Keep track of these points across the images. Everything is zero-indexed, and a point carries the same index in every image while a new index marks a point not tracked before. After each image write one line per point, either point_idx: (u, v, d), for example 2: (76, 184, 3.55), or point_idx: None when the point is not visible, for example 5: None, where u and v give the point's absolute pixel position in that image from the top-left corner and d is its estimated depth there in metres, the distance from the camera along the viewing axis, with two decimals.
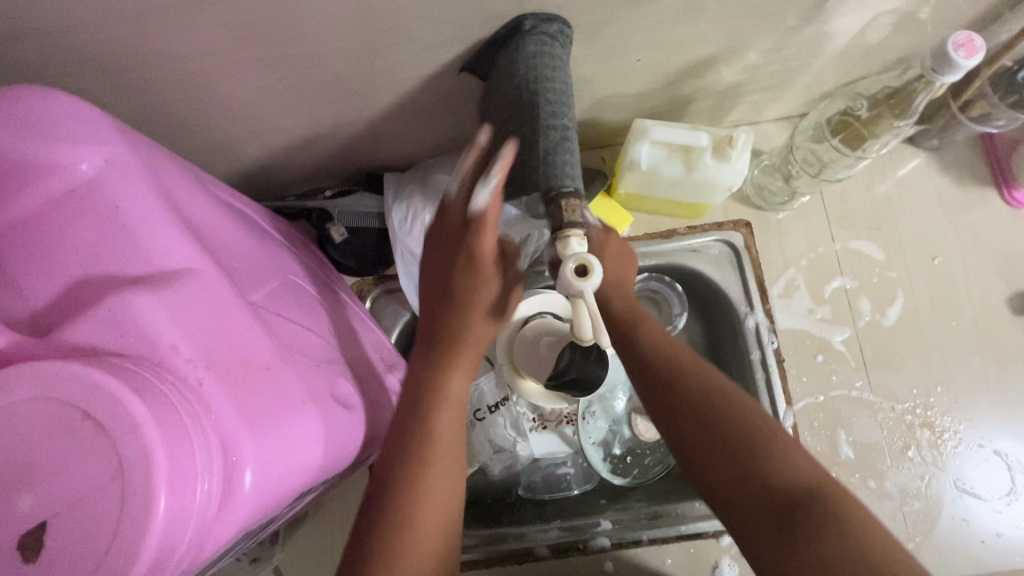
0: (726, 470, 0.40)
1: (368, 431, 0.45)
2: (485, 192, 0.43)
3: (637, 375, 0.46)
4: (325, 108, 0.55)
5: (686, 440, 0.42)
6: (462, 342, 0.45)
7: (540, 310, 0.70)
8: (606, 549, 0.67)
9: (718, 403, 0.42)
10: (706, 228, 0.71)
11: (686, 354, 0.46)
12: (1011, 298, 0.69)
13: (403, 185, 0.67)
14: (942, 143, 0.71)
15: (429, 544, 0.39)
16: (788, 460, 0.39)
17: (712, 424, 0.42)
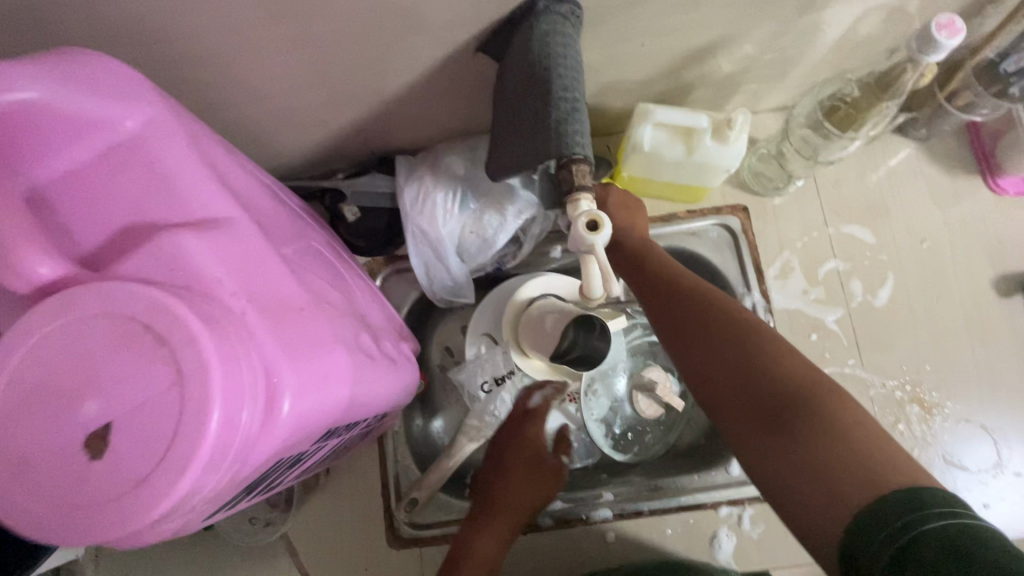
0: (723, 374, 0.44)
1: (390, 388, 0.47)
2: (539, 398, 0.74)
3: (659, 305, 0.52)
4: (343, 91, 0.58)
5: (692, 357, 0.47)
6: (517, 488, 0.69)
7: (544, 292, 0.73)
8: (608, 519, 0.69)
9: (722, 322, 0.47)
10: (705, 213, 0.74)
11: (700, 286, 0.52)
12: (995, 280, 0.72)
13: (415, 166, 0.70)
14: (930, 133, 0.75)
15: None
16: (784, 368, 0.42)
17: (713, 340, 0.46)
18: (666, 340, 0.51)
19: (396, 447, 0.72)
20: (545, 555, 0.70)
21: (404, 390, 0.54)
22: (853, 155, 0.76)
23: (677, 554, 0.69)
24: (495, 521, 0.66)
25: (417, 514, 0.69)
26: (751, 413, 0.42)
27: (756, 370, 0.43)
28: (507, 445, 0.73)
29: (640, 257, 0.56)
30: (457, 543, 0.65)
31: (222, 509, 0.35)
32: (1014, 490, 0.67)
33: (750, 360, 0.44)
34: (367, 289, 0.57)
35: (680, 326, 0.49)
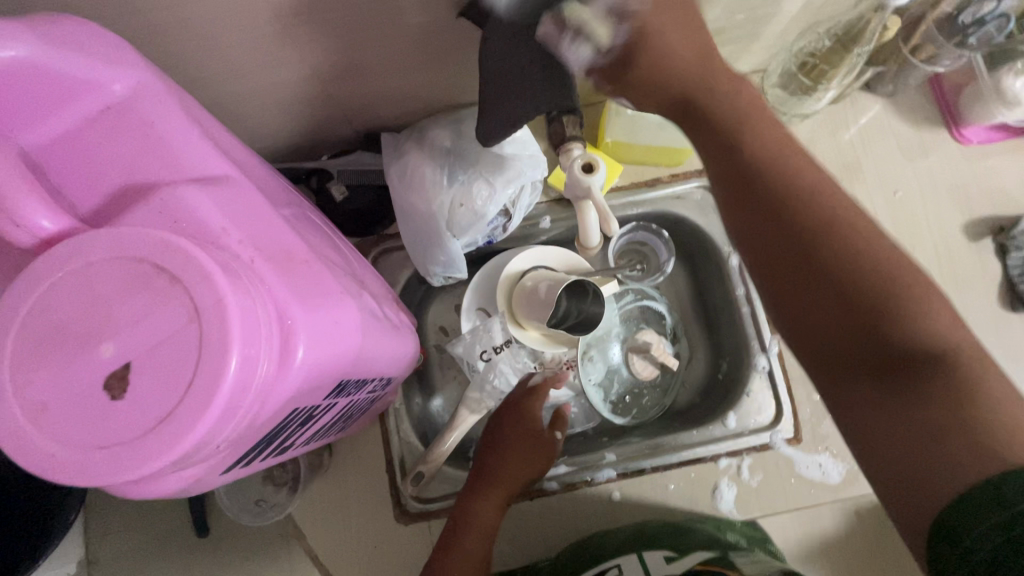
0: (853, 309, 0.39)
1: (394, 351, 0.48)
2: (539, 375, 0.74)
3: (768, 216, 0.43)
4: (322, 64, 0.57)
5: (806, 287, 0.41)
6: (510, 466, 0.67)
7: (535, 264, 0.75)
8: (612, 479, 0.70)
9: (857, 252, 0.40)
10: (688, 175, 0.77)
11: (824, 192, 0.42)
12: (965, 225, 0.75)
13: (401, 142, 0.70)
14: (897, 90, 0.77)
15: (475, 545, 0.63)
16: (928, 316, 0.37)
17: (834, 274, 0.40)
18: (764, 256, 0.43)
19: (399, 422, 0.72)
20: (553, 520, 0.70)
21: (407, 356, 0.55)
22: (825, 114, 0.79)
23: (681, 509, 0.70)
24: (487, 499, 0.65)
25: (422, 488, 0.69)
26: (852, 355, 0.38)
27: (887, 313, 0.37)
28: (518, 424, 0.71)
29: (740, 143, 0.44)
30: (459, 512, 0.65)
31: (240, 465, 0.35)
32: None
33: (880, 301, 0.38)
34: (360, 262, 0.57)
35: (800, 239, 0.41)
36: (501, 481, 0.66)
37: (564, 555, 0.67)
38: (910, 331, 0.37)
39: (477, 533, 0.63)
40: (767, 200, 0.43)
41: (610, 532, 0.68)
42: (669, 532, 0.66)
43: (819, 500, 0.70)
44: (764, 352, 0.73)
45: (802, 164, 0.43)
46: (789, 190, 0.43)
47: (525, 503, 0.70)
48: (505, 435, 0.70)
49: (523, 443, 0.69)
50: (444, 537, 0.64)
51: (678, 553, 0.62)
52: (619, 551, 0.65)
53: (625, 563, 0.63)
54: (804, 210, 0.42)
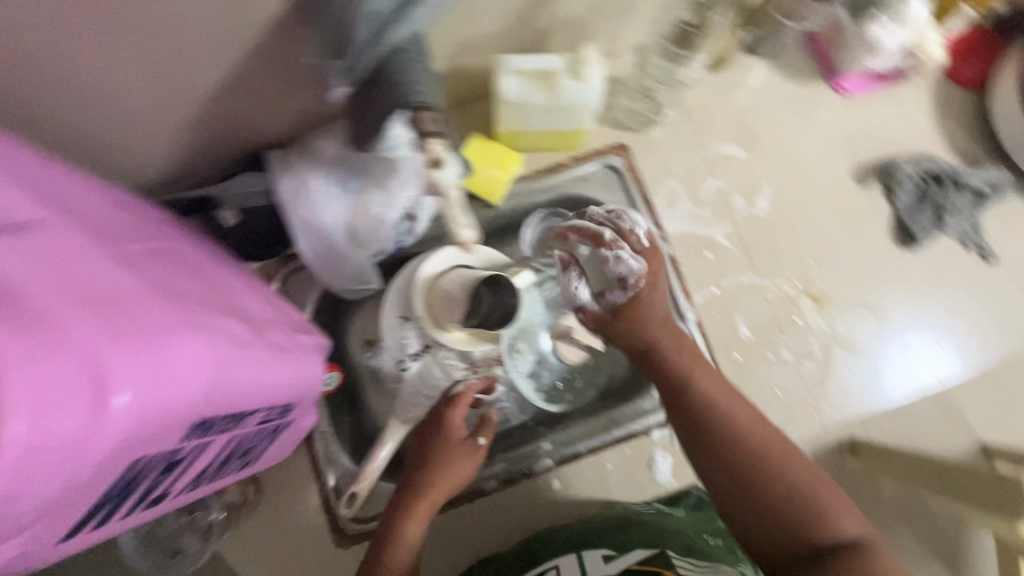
0: (777, 517, 0.52)
1: (282, 375, 0.46)
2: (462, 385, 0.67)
3: (710, 468, 0.55)
4: (177, 88, 0.54)
5: (733, 499, 0.53)
6: (439, 484, 0.64)
7: (451, 263, 0.73)
8: (550, 468, 0.71)
9: (773, 462, 0.53)
10: (589, 156, 0.77)
11: (747, 414, 0.56)
12: (854, 171, 0.79)
13: (288, 158, 0.67)
14: (777, 49, 0.80)
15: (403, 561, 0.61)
16: (837, 515, 0.52)
17: (771, 504, 0.52)
18: (703, 469, 0.55)
19: (327, 443, 0.70)
20: (496, 518, 0.70)
21: (308, 380, 0.53)
22: (715, 78, 0.80)
23: (621, 485, 0.70)
24: (415, 519, 0.63)
25: (358, 508, 0.67)
26: (779, 546, 0.51)
27: (799, 507, 0.52)
28: (437, 440, 0.65)
29: (688, 391, 0.57)
30: (382, 534, 0.62)
31: (98, 525, 0.33)
32: (902, 357, 0.74)
33: (791, 503, 0.52)
34: (247, 290, 0.55)
35: (733, 458, 0.54)
36: (428, 497, 0.64)
37: (513, 557, 0.64)
38: (819, 529, 0.51)
39: (405, 549, 0.62)
40: (698, 425, 0.56)
41: (551, 536, 0.64)
42: (613, 528, 0.61)
43: None
44: (683, 321, 0.74)
45: (721, 392, 0.57)
46: (711, 409, 0.56)
47: (465, 505, 0.70)
48: (425, 450, 0.66)
49: (442, 457, 0.65)
50: (370, 553, 0.62)
51: (618, 550, 0.57)
52: (556, 554, 0.60)
53: (563, 562, 0.59)
54: (732, 432, 0.55)
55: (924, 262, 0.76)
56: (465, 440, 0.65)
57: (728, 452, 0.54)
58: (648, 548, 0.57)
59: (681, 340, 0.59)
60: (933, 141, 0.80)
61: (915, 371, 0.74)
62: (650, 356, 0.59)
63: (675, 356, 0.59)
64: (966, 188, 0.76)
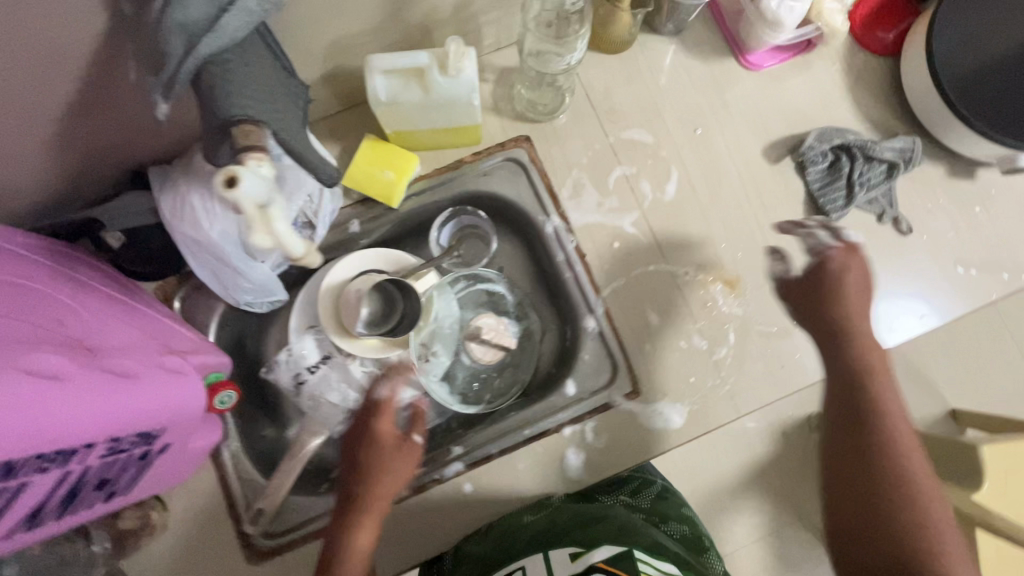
0: (897, 534, 0.52)
1: (125, 405, 0.45)
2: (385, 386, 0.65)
3: (842, 468, 0.57)
4: (26, 111, 0.52)
5: (847, 505, 0.56)
6: (380, 490, 0.60)
7: (361, 269, 0.72)
8: (460, 472, 0.69)
9: (914, 489, 0.54)
10: (491, 150, 0.75)
11: (909, 441, 0.57)
12: (765, 150, 0.76)
13: (170, 173, 0.65)
14: (680, 27, 0.77)
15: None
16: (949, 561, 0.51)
17: (885, 518, 0.53)
18: (833, 467, 0.58)
19: (235, 460, 0.69)
20: (409, 530, 0.68)
21: (177, 403, 0.52)
22: (619, 61, 0.78)
23: (534, 484, 0.69)
24: (362, 531, 0.58)
25: (268, 523, 0.67)
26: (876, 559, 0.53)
27: (922, 539, 0.52)
28: (374, 450, 0.61)
29: (863, 391, 0.60)
30: (327, 553, 0.58)
31: None
32: (819, 339, 0.73)
33: (915, 527, 0.52)
34: (114, 313, 0.54)
35: (877, 468, 0.55)
36: (373, 505, 0.60)
37: (487, 552, 0.66)
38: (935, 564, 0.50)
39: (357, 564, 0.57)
40: (857, 428, 0.58)
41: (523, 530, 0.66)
42: (580, 525, 0.63)
43: (664, 447, 0.70)
44: (592, 314, 0.73)
45: (897, 410, 0.58)
46: (880, 422, 0.58)
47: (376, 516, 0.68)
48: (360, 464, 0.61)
49: (385, 467, 0.60)
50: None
51: (586, 547, 0.59)
52: (525, 553, 0.62)
53: (528, 564, 0.61)
54: (889, 442, 0.56)
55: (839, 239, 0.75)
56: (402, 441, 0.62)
57: (877, 456, 0.56)
58: (616, 545, 0.58)
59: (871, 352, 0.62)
60: (846, 113, 0.77)
61: (837, 350, 0.72)
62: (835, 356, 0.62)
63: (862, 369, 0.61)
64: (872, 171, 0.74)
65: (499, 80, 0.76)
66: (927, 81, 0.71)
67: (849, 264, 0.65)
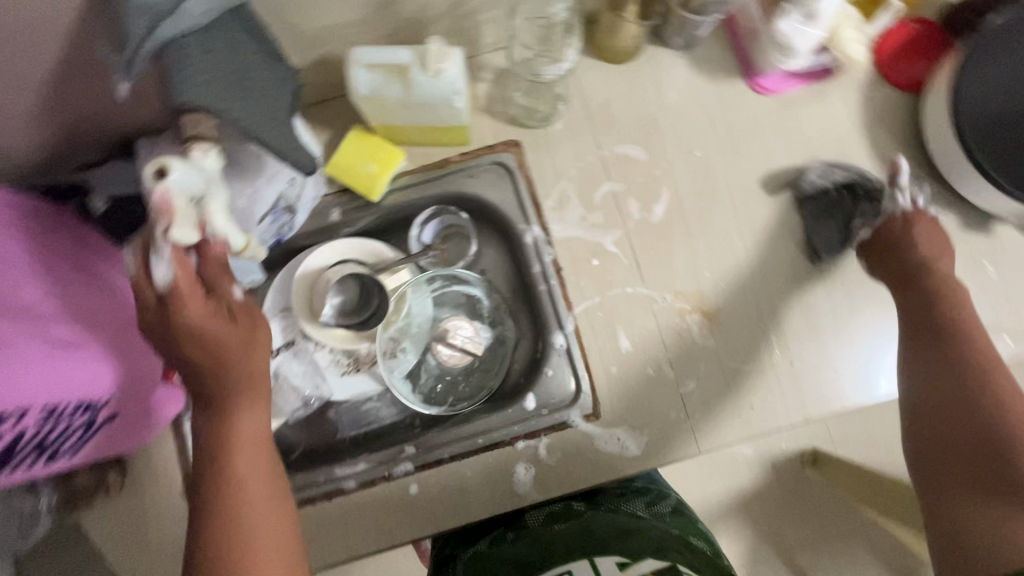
0: (991, 439, 0.54)
1: (22, 385, 0.44)
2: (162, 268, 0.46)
3: (930, 385, 0.59)
4: (9, 72, 0.53)
5: (930, 414, 0.58)
6: (235, 367, 0.49)
7: (342, 258, 0.73)
8: (409, 472, 0.69)
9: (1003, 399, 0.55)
10: (479, 153, 0.74)
11: (994, 355, 0.59)
12: (763, 179, 0.73)
13: (153, 146, 0.66)
14: (691, 42, 0.74)
15: (257, 462, 0.51)
16: None
17: (984, 422, 0.55)
18: (928, 379, 0.59)
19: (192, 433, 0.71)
20: (352, 522, 0.68)
21: (90, 379, 0.50)
22: (622, 73, 0.75)
23: (479, 494, 0.69)
24: (241, 415, 0.50)
25: None
26: (964, 466, 0.54)
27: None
28: (211, 338, 0.48)
29: (946, 320, 0.61)
30: (214, 443, 0.50)
31: None
32: (795, 385, 0.69)
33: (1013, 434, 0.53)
34: (57, 267, 0.53)
35: (964, 381, 0.57)
36: (246, 387, 0.50)
37: (524, 553, 0.65)
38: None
39: (251, 444, 0.51)
40: (943, 349, 0.60)
41: (559, 539, 0.65)
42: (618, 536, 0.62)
43: (616, 474, 0.68)
44: (562, 329, 0.71)
45: (977, 329, 0.60)
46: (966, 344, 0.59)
47: (323, 505, 0.68)
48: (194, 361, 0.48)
49: (229, 352, 0.49)
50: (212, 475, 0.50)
51: (631, 558, 0.57)
52: (570, 558, 0.60)
53: (576, 567, 0.57)
54: (978, 351, 0.59)
55: (831, 283, 0.71)
56: (223, 307, 0.49)
57: (967, 368, 0.58)
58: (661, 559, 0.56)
59: (949, 281, 0.63)
60: (856, 149, 0.73)
61: (816, 397, 0.69)
62: (920, 288, 0.63)
63: (941, 298, 0.62)
64: (857, 230, 0.69)
65: (494, 81, 0.75)
66: (946, 122, 0.67)
67: (916, 223, 0.65)
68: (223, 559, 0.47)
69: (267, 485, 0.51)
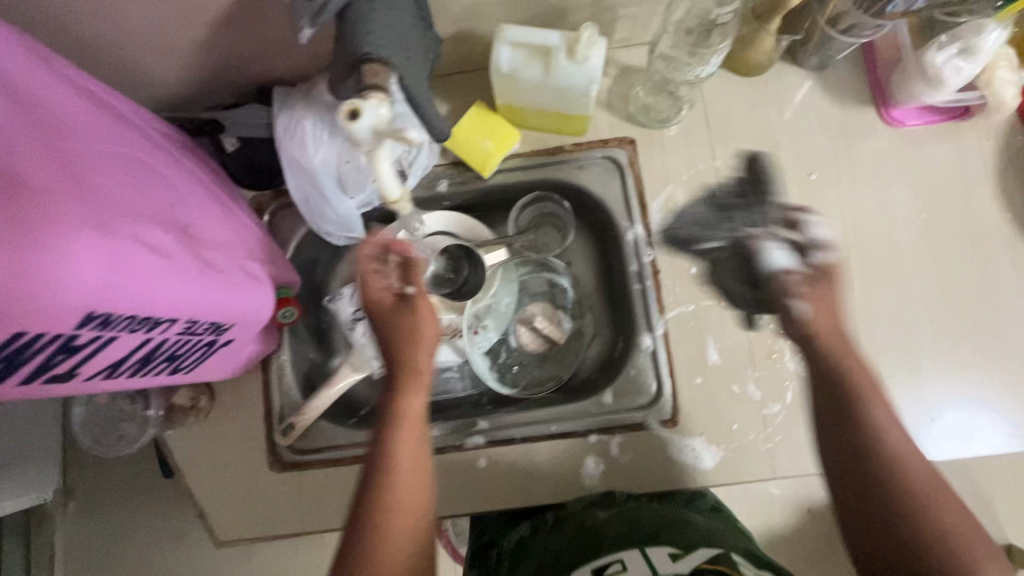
0: (919, 545, 0.46)
1: (204, 298, 0.48)
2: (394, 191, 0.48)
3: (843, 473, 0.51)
4: (186, 10, 0.57)
5: (864, 506, 0.49)
6: (407, 354, 0.57)
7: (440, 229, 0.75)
8: (480, 446, 0.70)
9: (924, 499, 0.47)
10: (593, 145, 0.74)
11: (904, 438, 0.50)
12: (880, 211, 0.71)
13: (288, 96, 0.69)
14: (825, 63, 0.72)
15: (411, 449, 0.53)
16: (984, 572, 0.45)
17: (909, 533, 0.46)
18: (838, 472, 0.51)
19: (281, 375, 0.73)
20: None
21: (241, 305, 0.54)
22: (747, 86, 0.74)
23: (546, 481, 0.69)
24: (408, 398, 0.55)
25: (297, 440, 0.71)
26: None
27: (935, 549, 0.45)
28: (393, 324, 0.58)
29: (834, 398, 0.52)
30: (380, 428, 0.54)
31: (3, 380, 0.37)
32: None
33: (931, 542, 0.46)
34: (212, 203, 0.58)
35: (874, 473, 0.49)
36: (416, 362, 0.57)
37: (562, 546, 0.62)
38: None
39: (409, 430, 0.54)
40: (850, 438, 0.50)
41: (603, 534, 0.59)
42: (666, 526, 0.59)
43: (686, 484, 0.68)
44: (649, 331, 0.71)
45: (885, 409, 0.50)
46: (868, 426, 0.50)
47: None
48: (388, 346, 0.58)
49: (409, 339, 0.57)
50: (374, 461, 0.53)
51: (683, 550, 0.54)
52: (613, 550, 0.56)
53: (627, 556, 0.55)
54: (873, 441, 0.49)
55: (933, 331, 0.69)
56: (399, 294, 0.59)
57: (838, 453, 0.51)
58: (713, 549, 0.53)
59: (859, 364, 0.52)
60: (983, 195, 0.71)
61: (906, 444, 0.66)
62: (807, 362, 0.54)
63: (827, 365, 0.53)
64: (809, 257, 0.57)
65: (618, 77, 0.75)
66: None
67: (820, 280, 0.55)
68: (371, 552, 0.49)
69: (414, 473, 0.53)
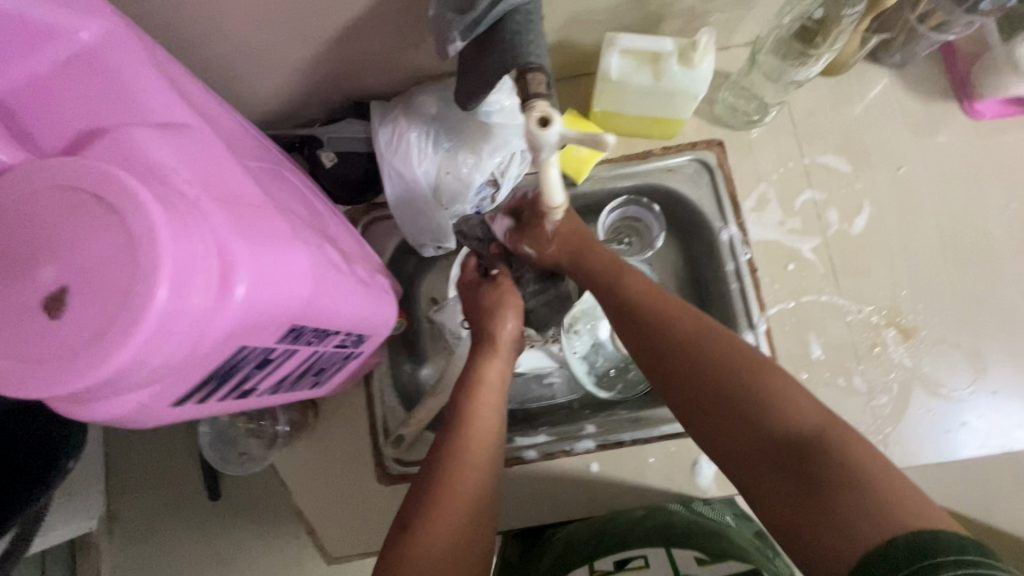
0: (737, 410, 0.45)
1: (362, 313, 0.49)
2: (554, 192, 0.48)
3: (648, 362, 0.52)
4: (307, 29, 0.58)
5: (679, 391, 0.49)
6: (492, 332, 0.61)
7: None
8: (590, 451, 0.70)
9: (703, 366, 0.48)
10: (682, 148, 0.75)
11: (672, 317, 0.53)
12: (970, 202, 0.73)
13: (388, 109, 0.69)
14: (905, 60, 0.74)
15: (489, 411, 0.56)
16: (785, 412, 0.43)
17: (726, 398, 0.46)
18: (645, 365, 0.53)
19: (383, 386, 0.73)
20: (534, 494, 0.70)
21: (381, 317, 0.55)
22: (829, 86, 0.76)
23: (658, 482, 0.69)
24: (491, 364, 0.60)
25: (403, 452, 0.71)
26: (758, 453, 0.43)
27: (748, 409, 0.44)
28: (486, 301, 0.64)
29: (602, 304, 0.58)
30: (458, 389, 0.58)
31: (210, 396, 0.37)
32: (992, 414, 0.68)
33: (737, 404, 0.45)
34: (336, 218, 0.59)
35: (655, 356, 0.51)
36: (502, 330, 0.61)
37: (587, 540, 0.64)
38: (781, 422, 0.43)
39: (487, 390, 0.58)
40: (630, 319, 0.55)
41: (628, 534, 0.62)
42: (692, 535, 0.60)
43: None
44: (751, 328, 0.71)
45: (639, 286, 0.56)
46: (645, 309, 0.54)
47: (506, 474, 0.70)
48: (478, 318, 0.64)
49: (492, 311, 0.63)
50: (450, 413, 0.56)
51: (711, 557, 0.56)
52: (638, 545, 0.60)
53: (652, 554, 0.58)
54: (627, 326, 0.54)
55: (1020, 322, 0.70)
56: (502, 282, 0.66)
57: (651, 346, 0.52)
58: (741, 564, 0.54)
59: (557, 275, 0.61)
60: None
61: (1011, 429, 0.67)
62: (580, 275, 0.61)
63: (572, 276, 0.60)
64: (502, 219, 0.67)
65: None
66: None
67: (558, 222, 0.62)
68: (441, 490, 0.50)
69: (487, 428, 0.55)
